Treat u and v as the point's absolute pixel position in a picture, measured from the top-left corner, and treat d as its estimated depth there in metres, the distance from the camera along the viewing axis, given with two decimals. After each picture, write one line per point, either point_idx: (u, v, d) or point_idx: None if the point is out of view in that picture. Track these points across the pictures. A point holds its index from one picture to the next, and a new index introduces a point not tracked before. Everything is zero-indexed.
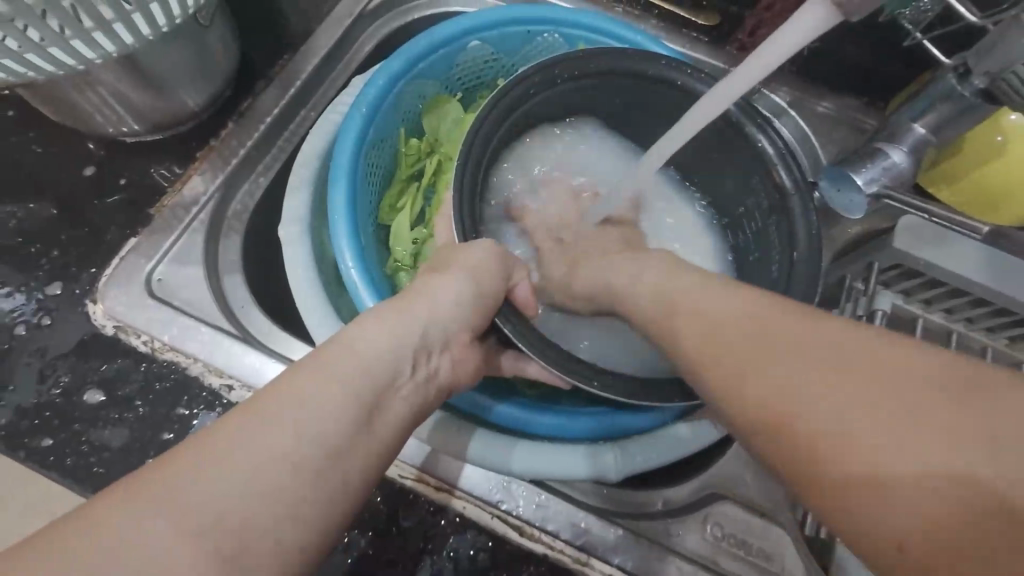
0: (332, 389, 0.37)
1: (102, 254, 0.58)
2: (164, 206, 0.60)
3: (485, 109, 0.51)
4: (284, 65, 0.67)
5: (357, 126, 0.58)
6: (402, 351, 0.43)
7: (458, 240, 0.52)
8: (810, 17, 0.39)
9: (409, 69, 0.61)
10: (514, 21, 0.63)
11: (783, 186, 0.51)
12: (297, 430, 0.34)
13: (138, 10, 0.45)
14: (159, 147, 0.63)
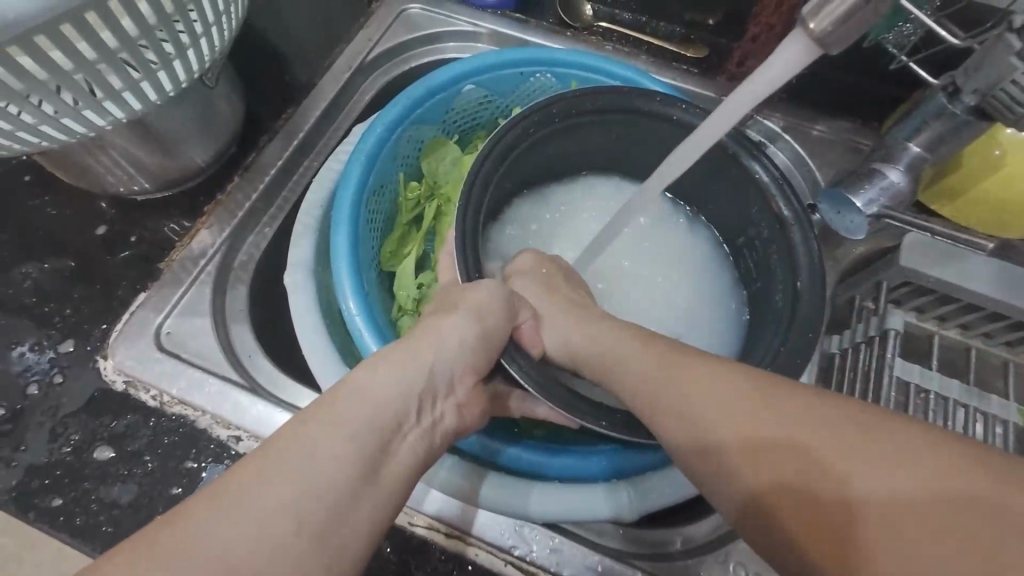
0: (336, 442, 0.39)
1: (113, 310, 0.59)
2: (173, 259, 0.61)
3: (484, 153, 0.52)
4: (287, 118, 0.70)
5: (358, 174, 0.60)
6: (404, 397, 0.44)
7: (462, 279, 0.52)
8: (793, 50, 0.39)
9: (407, 115, 0.63)
10: (507, 64, 0.65)
11: (781, 217, 0.52)
12: (312, 473, 0.37)
13: (146, 78, 0.46)
14: (168, 202, 0.65)
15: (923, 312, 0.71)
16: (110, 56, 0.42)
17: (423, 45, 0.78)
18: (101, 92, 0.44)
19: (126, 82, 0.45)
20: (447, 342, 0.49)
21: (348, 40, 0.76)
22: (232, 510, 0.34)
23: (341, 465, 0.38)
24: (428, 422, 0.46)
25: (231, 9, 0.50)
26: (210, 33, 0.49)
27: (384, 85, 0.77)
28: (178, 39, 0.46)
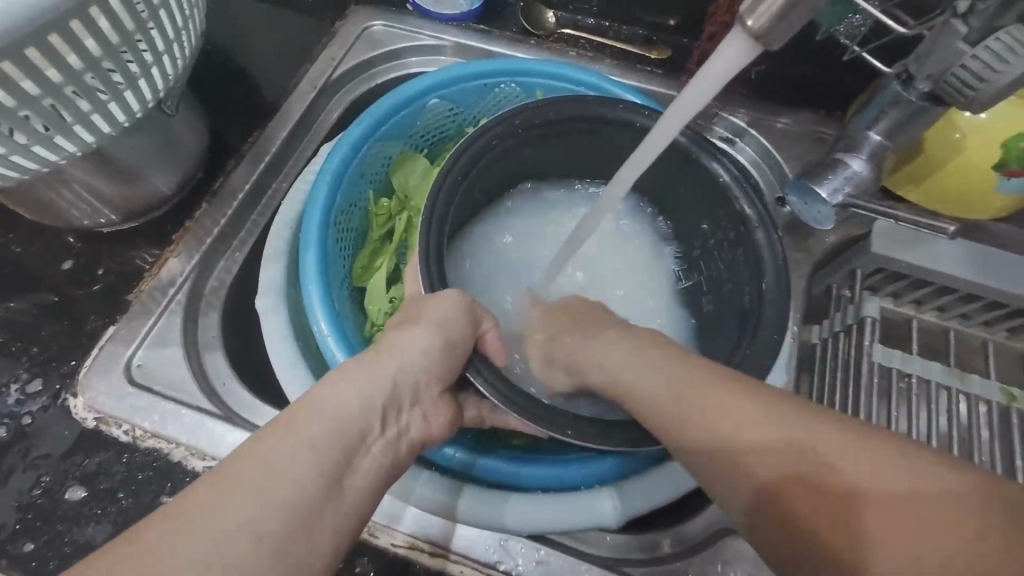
0: (302, 453, 0.39)
1: (81, 345, 0.58)
2: (142, 290, 0.60)
3: (446, 167, 0.51)
4: (253, 140, 0.69)
5: (324, 194, 0.59)
6: (371, 410, 0.45)
7: (424, 292, 0.52)
8: (731, 48, 0.40)
9: (372, 133, 0.63)
10: (471, 76, 0.65)
11: (741, 214, 0.52)
12: (279, 484, 0.37)
13: (98, 110, 0.46)
14: (134, 232, 0.64)
15: (899, 296, 0.71)
16: (58, 91, 0.41)
17: (389, 61, 0.79)
18: (52, 127, 0.44)
19: (76, 115, 0.44)
20: (414, 353, 0.50)
21: (312, 60, 0.76)
22: (196, 525, 0.34)
23: (310, 476, 0.38)
24: (394, 432, 0.47)
25: (182, 38, 0.50)
26: (163, 62, 0.49)
27: (350, 102, 0.77)
28: (129, 71, 0.46)
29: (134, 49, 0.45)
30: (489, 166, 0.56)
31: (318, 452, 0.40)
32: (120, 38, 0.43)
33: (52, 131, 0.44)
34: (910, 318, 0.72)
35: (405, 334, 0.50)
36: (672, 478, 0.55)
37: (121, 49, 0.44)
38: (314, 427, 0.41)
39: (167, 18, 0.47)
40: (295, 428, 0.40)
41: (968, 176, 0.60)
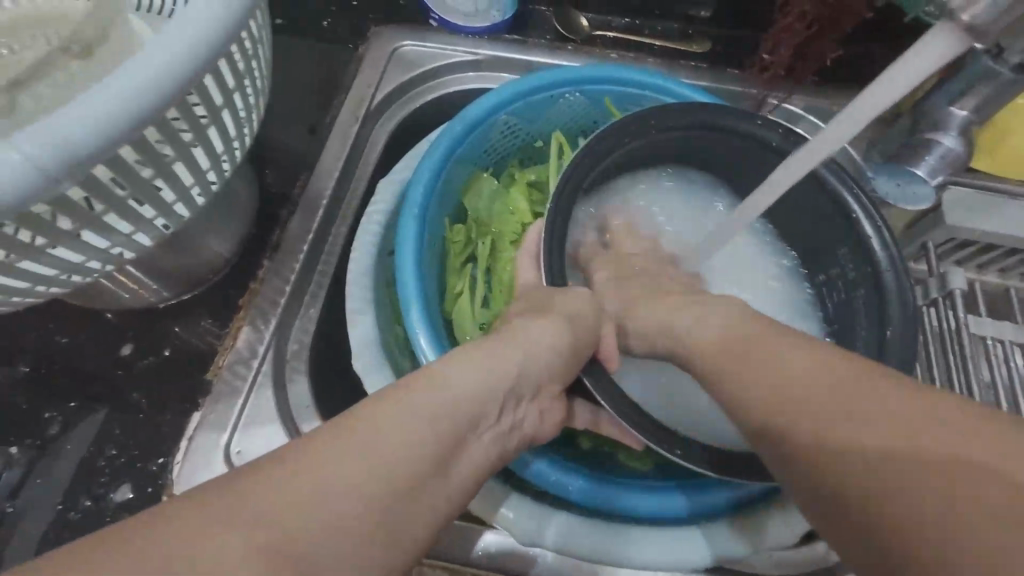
0: (416, 421, 0.36)
1: (167, 437, 0.53)
2: (220, 366, 0.55)
3: (557, 194, 0.49)
4: (304, 187, 0.64)
5: (413, 231, 0.57)
6: (493, 392, 0.42)
7: (547, 283, 0.51)
8: (933, 48, 0.38)
9: (448, 159, 0.60)
10: (537, 89, 0.63)
11: (845, 207, 0.53)
12: (392, 449, 0.34)
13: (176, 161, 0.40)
14: (196, 304, 0.59)
15: (965, 262, 0.73)
16: (145, 184, 0.38)
17: (425, 81, 0.74)
18: (129, 220, 0.40)
19: (158, 202, 0.41)
20: (540, 343, 0.46)
21: (346, 91, 0.71)
22: (308, 480, 0.31)
23: (414, 452, 0.35)
24: (508, 422, 0.43)
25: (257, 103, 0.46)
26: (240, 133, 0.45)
27: (393, 129, 0.72)
28: (210, 147, 0.42)
29: (216, 125, 0.42)
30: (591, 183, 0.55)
31: (433, 421, 0.37)
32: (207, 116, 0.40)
33: (134, 221, 0.40)
34: (975, 282, 0.73)
35: (525, 327, 0.46)
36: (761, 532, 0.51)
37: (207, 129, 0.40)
38: (429, 406, 0.37)
39: (247, 85, 0.43)
40: (408, 400, 0.37)
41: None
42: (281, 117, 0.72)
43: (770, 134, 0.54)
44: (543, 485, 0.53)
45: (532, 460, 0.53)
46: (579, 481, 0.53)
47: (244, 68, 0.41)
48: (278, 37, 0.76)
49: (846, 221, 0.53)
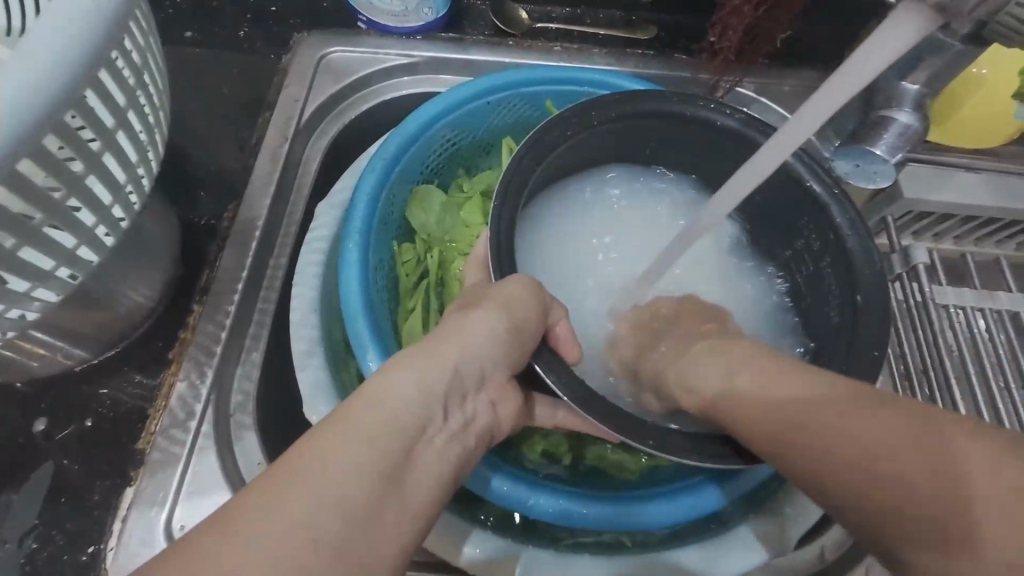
0: (363, 449, 0.30)
1: (97, 520, 0.46)
2: (152, 432, 0.49)
3: (498, 198, 0.44)
4: (233, 218, 0.58)
5: (357, 257, 0.53)
6: (433, 398, 0.35)
7: (495, 279, 0.43)
8: (903, 29, 0.35)
9: (386, 179, 0.56)
10: (476, 94, 0.59)
11: (798, 176, 0.49)
12: (337, 484, 0.29)
13: (76, 195, 0.32)
14: (118, 361, 0.52)
15: (923, 233, 0.72)
16: (15, 260, 0.30)
17: (357, 91, 0.68)
18: (0, 304, 0.31)
19: (38, 276, 0.32)
20: (475, 340, 0.40)
21: (270, 107, 0.65)
22: (238, 535, 0.26)
23: (363, 473, 0.29)
24: (457, 425, 0.37)
25: (156, 138, 0.37)
26: (139, 176, 0.36)
27: (328, 145, 0.66)
28: (96, 199, 0.33)
29: (101, 172, 0.33)
30: (537, 188, 0.51)
31: (381, 446, 0.31)
32: (83, 164, 0.31)
33: (10, 303, 0.32)
34: (933, 251, 0.73)
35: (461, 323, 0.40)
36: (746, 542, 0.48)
37: (86, 179, 0.31)
38: (372, 419, 0.32)
39: (136, 120, 0.35)
40: (350, 419, 0.32)
41: (988, 110, 0.62)
42: (202, 142, 0.65)
43: (719, 119, 0.51)
44: (505, 502, 0.46)
45: (490, 475, 0.46)
46: (544, 495, 0.46)
47: (126, 99, 0.33)
48: (191, 53, 0.69)
49: (804, 192, 0.50)
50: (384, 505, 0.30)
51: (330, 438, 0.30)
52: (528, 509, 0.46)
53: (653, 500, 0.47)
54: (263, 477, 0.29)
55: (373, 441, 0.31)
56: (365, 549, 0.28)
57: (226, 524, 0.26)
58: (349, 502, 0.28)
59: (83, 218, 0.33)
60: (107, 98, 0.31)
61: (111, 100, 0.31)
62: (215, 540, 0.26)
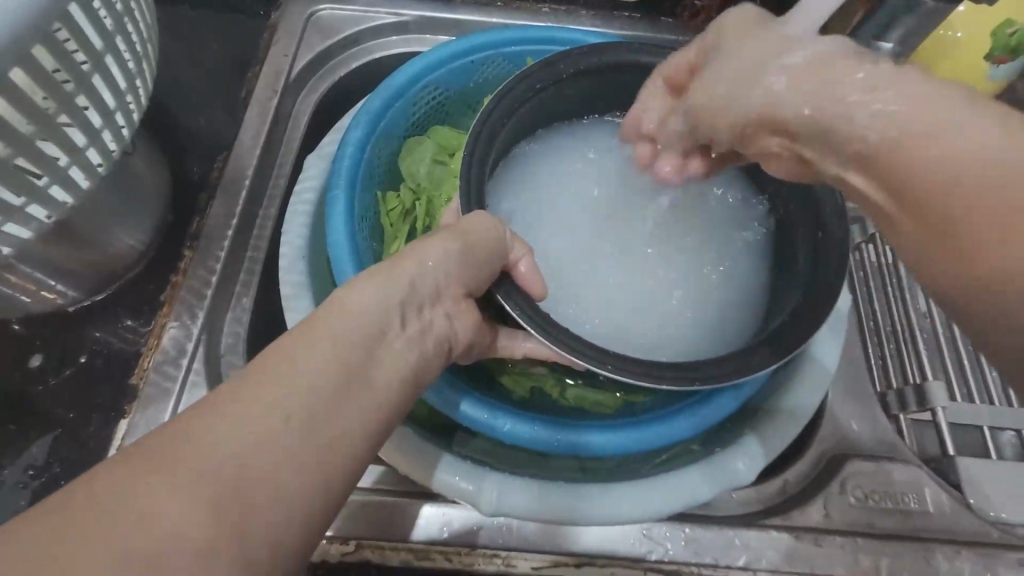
0: (325, 350, 0.32)
1: (94, 449, 0.48)
2: (145, 370, 0.51)
3: (471, 143, 0.46)
4: (223, 169, 0.59)
5: (345, 201, 0.54)
6: (390, 308, 0.37)
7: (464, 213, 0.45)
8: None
9: (372, 131, 0.58)
10: (458, 55, 0.61)
11: None
12: (298, 374, 0.30)
13: (71, 117, 0.34)
14: (110, 303, 0.54)
15: None
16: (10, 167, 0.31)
17: (346, 49, 0.68)
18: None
19: (30, 194, 0.34)
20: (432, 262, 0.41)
21: (259, 63, 0.66)
22: (218, 416, 0.28)
23: (333, 378, 0.31)
24: (417, 330, 0.38)
25: (144, 72, 0.39)
26: (127, 106, 0.38)
27: (317, 102, 0.67)
28: (87, 121, 0.35)
29: (91, 96, 0.35)
30: (514, 130, 0.53)
31: (343, 347, 0.33)
32: (75, 84, 0.33)
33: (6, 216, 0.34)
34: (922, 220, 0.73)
35: (424, 245, 0.41)
36: (723, 472, 0.47)
37: (77, 92, 0.33)
38: (342, 330, 0.34)
39: (125, 50, 0.37)
40: (320, 330, 0.33)
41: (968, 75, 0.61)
42: (190, 91, 0.65)
43: None
44: (468, 419, 0.49)
45: (458, 399, 0.49)
46: (512, 419, 0.49)
47: (115, 25, 0.35)
48: (181, 8, 0.69)
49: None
50: (350, 407, 0.31)
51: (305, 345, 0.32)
52: (494, 432, 0.48)
53: (614, 428, 0.49)
54: (240, 377, 0.30)
55: (343, 351, 0.33)
56: (329, 437, 0.30)
57: (211, 407, 0.28)
58: (319, 402, 0.30)
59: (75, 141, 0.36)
60: (89, 10, 0.32)
61: (97, 21, 0.33)
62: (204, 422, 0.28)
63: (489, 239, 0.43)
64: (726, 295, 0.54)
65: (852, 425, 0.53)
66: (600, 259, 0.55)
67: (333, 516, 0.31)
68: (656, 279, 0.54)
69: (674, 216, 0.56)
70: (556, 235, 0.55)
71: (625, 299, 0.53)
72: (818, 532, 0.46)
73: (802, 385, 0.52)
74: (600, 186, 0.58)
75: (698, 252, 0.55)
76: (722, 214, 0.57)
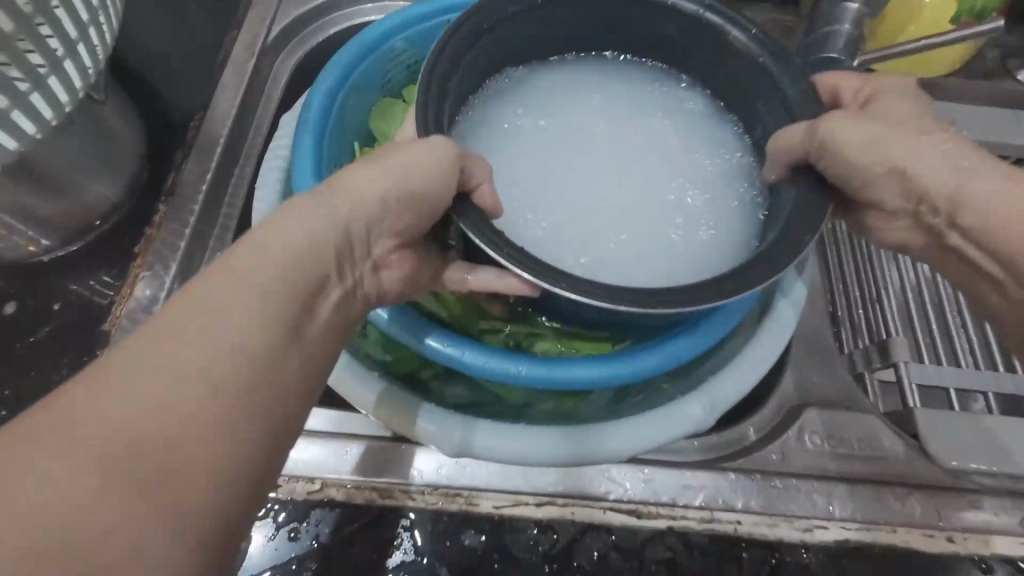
0: (246, 300, 0.30)
1: None
2: (117, 317, 0.52)
3: (426, 67, 0.40)
4: (199, 127, 0.60)
5: (311, 145, 0.54)
6: (320, 251, 0.35)
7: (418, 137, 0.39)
8: None
9: (344, 82, 0.58)
10: (435, 12, 0.62)
11: (753, 54, 0.45)
12: (217, 328, 0.29)
13: (31, 41, 0.39)
14: (84, 254, 0.55)
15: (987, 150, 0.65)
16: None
17: (324, 14, 0.69)
18: None
19: None
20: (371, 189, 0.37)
21: (237, 25, 0.66)
22: (126, 377, 0.26)
23: (253, 324, 0.30)
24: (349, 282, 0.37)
25: (107, 6, 0.44)
26: (88, 37, 0.43)
27: (295, 66, 0.68)
28: (49, 49, 0.41)
29: (51, 21, 0.40)
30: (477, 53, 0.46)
31: (267, 294, 0.31)
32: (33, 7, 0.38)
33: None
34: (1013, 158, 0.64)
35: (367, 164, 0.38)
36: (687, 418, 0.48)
37: (36, 23, 0.38)
38: (260, 270, 0.32)
39: None
40: (238, 269, 0.31)
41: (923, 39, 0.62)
42: (165, 48, 0.65)
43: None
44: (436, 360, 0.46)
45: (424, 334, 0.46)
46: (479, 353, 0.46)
47: None
48: None
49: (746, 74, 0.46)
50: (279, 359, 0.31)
51: (225, 287, 0.30)
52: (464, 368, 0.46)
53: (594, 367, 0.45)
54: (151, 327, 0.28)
55: (265, 296, 0.31)
56: (260, 393, 0.29)
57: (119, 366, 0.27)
58: (231, 367, 0.28)
59: (38, 64, 0.41)
60: None
61: None
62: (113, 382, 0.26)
63: (434, 162, 0.37)
64: (703, 245, 0.48)
65: (812, 378, 0.54)
66: (561, 210, 0.49)
67: (263, 475, 0.30)
68: (635, 226, 0.49)
69: (643, 167, 0.51)
70: (514, 186, 0.50)
71: (591, 251, 0.47)
72: (773, 474, 0.48)
73: (770, 336, 0.51)
74: (567, 136, 0.53)
75: (672, 204, 0.50)
76: (700, 163, 0.52)
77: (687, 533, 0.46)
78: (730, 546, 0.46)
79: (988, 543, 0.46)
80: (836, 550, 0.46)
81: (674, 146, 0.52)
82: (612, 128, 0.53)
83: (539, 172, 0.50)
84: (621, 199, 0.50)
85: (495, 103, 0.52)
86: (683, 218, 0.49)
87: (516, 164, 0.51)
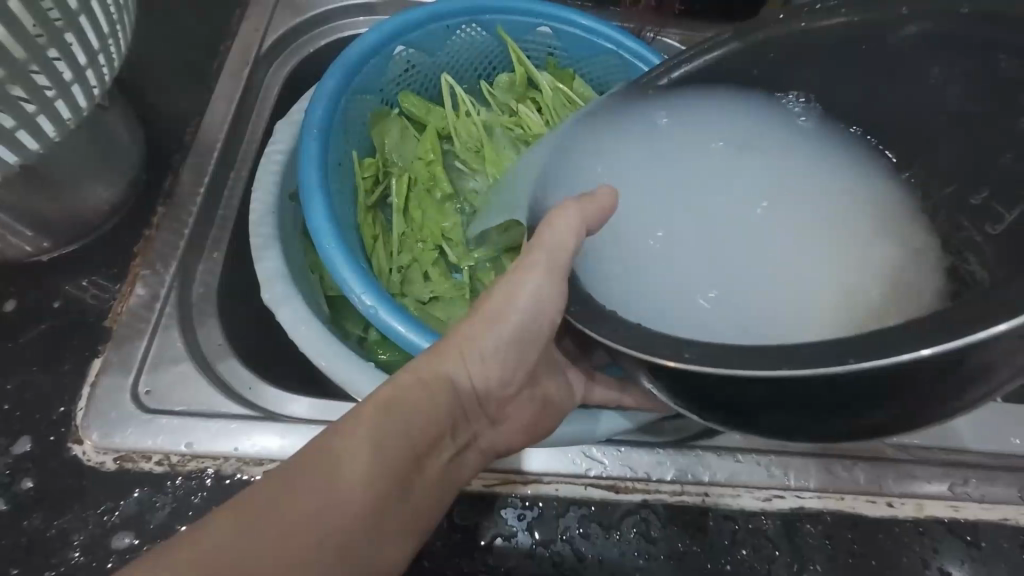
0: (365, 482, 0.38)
1: (68, 387, 0.50)
2: (119, 314, 0.53)
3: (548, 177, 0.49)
4: (195, 133, 0.63)
5: (316, 148, 0.59)
6: (435, 431, 0.43)
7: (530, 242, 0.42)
8: None
9: (344, 85, 0.64)
10: (432, 18, 0.68)
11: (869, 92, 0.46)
12: (346, 494, 0.38)
13: (57, 48, 0.41)
14: (82, 254, 0.56)
15: None
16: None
17: (315, 27, 0.73)
18: None
19: (21, 118, 0.42)
20: (516, 299, 0.43)
21: (231, 37, 0.69)
22: (283, 494, 0.36)
23: (374, 471, 0.39)
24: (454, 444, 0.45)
25: (125, 19, 0.47)
26: (108, 47, 0.46)
27: (287, 75, 0.70)
28: (73, 56, 0.43)
29: (76, 31, 0.42)
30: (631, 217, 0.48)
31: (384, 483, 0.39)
32: (61, 17, 0.41)
33: None
34: None
35: (519, 275, 0.43)
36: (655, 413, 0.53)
37: (62, 33, 0.41)
38: (379, 414, 0.40)
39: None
40: (369, 415, 0.40)
41: None
42: (160, 58, 0.67)
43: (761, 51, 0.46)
44: None
45: (407, 332, 0.53)
46: None
47: None
48: None
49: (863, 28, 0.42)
50: (387, 499, 0.39)
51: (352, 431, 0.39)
52: None
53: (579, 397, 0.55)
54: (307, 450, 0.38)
55: (380, 437, 0.40)
56: (366, 550, 0.38)
57: (279, 479, 0.37)
58: (350, 542, 0.37)
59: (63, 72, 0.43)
60: None
61: None
62: (272, 489, 0.36)
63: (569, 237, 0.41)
64: (888, 280, 0.44)
65: None
66: (717, 254, 0.47)
67: (374, 551, 0.39)
68: (800, 289, 0.45)
69: (810, 210, 0.48)
70: (664, 230, 0.48)
71: (757, 302, 0.44)
72: (736, 450, 0.53)
73: None
74: (725, 187, 0.49)
75: (848, 249, 0.46)
76: (866, 206, 0.48)
77: (661, 504, 0.50)
78: (700, 515, 0.50)
79: (922, 507, 0.52)
80: (795, 517, 0.51)
81: (843, 213, 0.48)
82: (770, 194, 0.49)
83: (692, 245, 0.47)
84: (787, 267, 0.46)
85: (637, 173, 0.50)
86: (865, 262, 0.45)
87: (667, 236, 0.47)
